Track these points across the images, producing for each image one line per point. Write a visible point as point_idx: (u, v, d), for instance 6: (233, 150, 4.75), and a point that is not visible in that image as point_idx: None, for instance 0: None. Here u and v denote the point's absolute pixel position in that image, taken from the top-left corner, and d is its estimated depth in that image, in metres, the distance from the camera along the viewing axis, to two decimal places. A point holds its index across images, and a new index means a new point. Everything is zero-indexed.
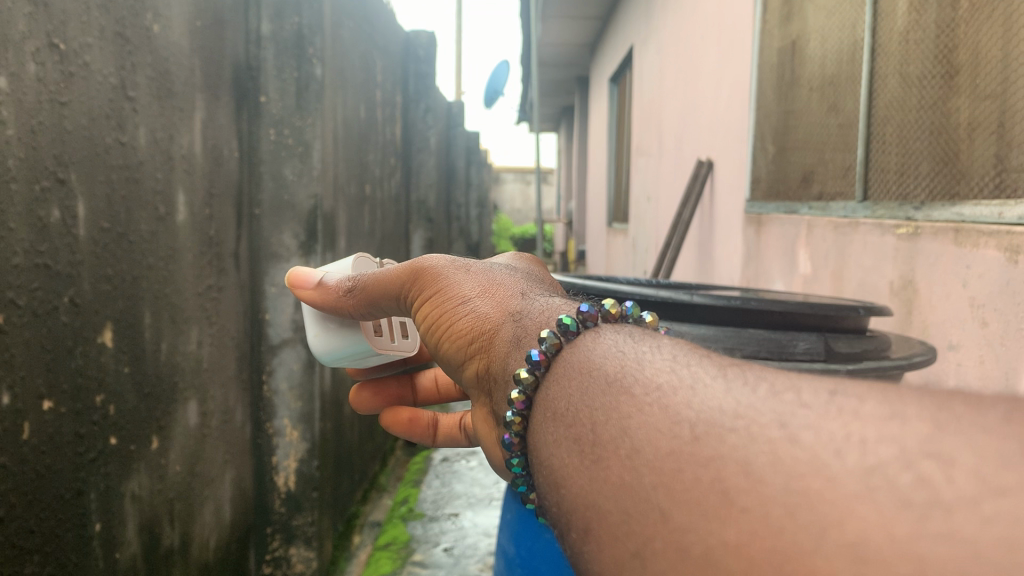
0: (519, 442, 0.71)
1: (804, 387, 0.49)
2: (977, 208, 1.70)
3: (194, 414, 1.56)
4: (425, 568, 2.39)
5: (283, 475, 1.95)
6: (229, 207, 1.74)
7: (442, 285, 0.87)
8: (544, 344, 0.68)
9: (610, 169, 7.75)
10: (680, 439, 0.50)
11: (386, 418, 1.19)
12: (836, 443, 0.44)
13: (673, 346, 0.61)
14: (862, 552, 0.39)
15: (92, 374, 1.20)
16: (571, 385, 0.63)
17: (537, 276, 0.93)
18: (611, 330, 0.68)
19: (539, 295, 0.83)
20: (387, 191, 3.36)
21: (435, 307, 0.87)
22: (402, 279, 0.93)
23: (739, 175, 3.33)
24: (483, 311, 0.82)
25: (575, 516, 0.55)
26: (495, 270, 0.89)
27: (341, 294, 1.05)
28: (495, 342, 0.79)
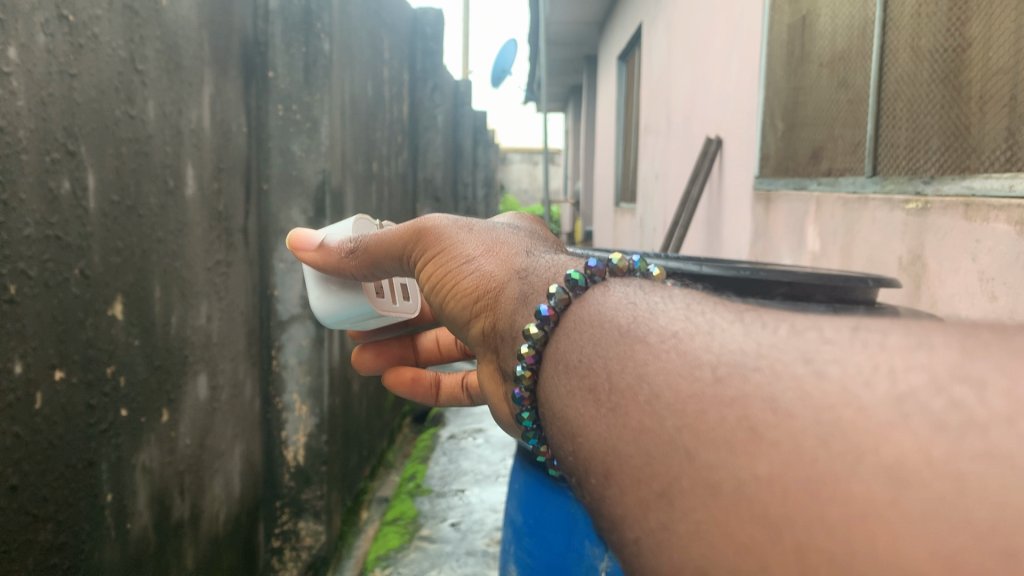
0: (529, 397, 0.72)
1: (825, 326, 0.50)
2: (987, 182, 1.70)
3: (204, 386, 1.57)
4: (433, 542, 2.41)
5: (292, 449, 1.97)
6: (237, 181, 1.74)
7: (445, 245, 0.88)
8: (552, 299, 0.69)
9: (617, 148, 7.73)
10: (702, 381, 0.50)
11: (389, 378, 1.20)
12: (864, 375, 0.44)
13: (685, 296, 0.61)
14: (900, 474, 0.40)
15: (103, 346, 1.21)
16: (583, 336, 0.64)
17: (538, 233, 0.93)
18: (620, 283, 0.68)
19: (542, 253, 0.83)
20: (394, 170, 3.35)
21: (440, 267, 0.87)
22: (405, 238, 0.93)
23: (748, 153, 3.32)
24: (487, 270, 0.83)
25: (595, 462, 0.56)
26: (497, 229, 0.89)
27: (343, 256, 1.05)
28: (501, 300, 0.80)
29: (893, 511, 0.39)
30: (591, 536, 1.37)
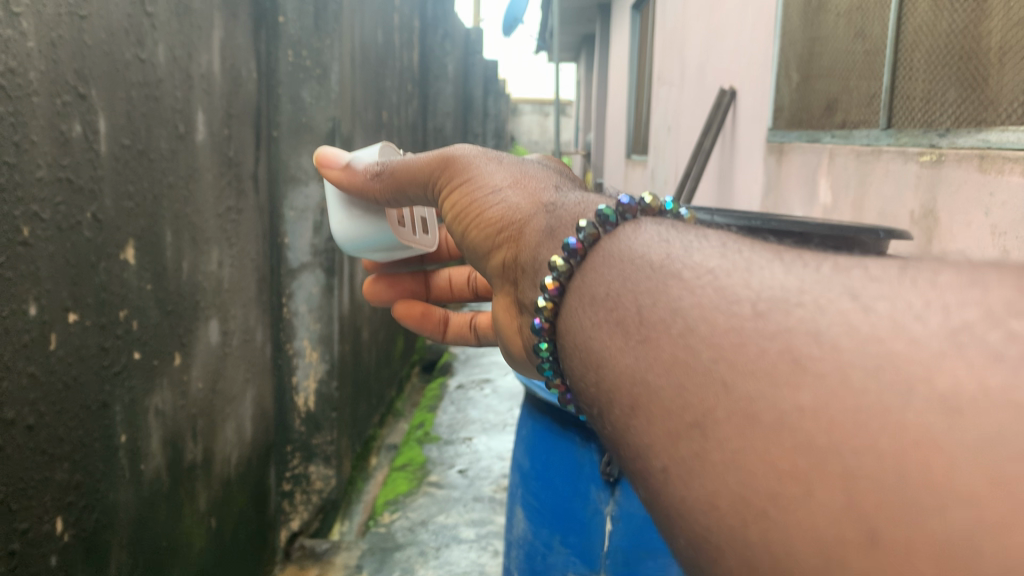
0: (548, 329, 0.71)
1: (869, 264, 0.50)
2: (1003, 135, 1.68)
3: (215, 331, 1.58)
4: (440, 489, 2.46)
5: (303, 395, 1.99)
6: (247, 127, 1.73)
7: (474, 177, 0.88)
8: (582, 233, 0.69)
9: (629, 99, 7.66)
10: (740, 316, 0.49)
11: (397, 310, 1.21)
12: (916, 310, 0.44)
13: (719, 236, 0.61)
14: (956, 404, 0.39)
15: (115, 290, 1.22)
16: (612, 270, 0.64)
17: (569, 177, 0.93)
18: (652, 224, 0.68)
19: (571, 193, 0.83)
20: (404, 119, 3.34)
21: (466, 197, 0.87)
22: (434, 167, 0.93)
23: (762, 105, 3.29)
24: (515, 202, 0.83)
25: (621, 395, 0.55)
26: (529, 167, 0.89)
27: (368, 178, 1.06)
28: (524, 235, 0.80)
29: (948, 437, 0.38)
30: (599, 480, 1.40)
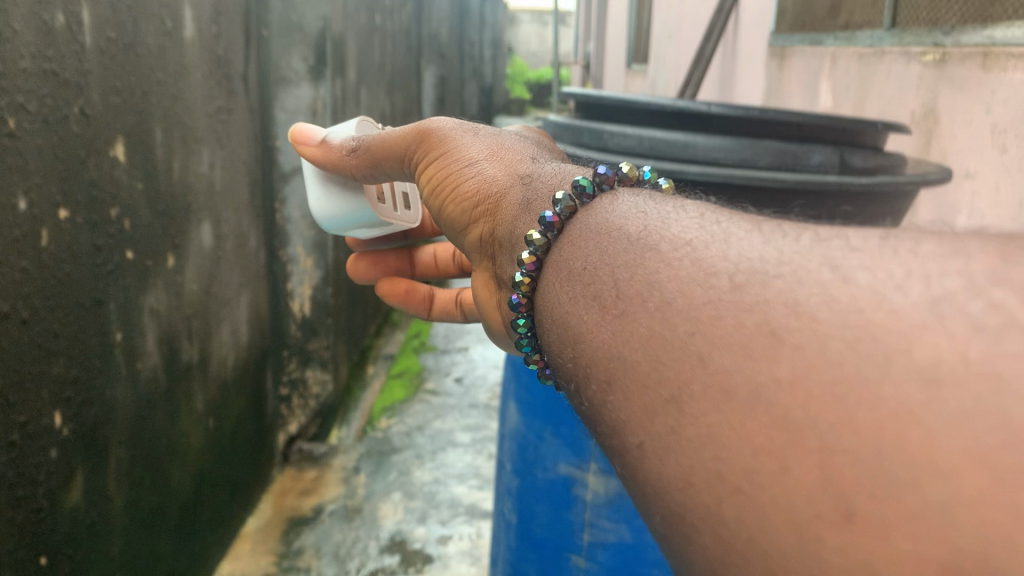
0: (527, 304, 0.68)
1: (850, 230, 0.47)
2: (1009, 33, 1.63)
3: (209, 234, 1.57)
4: (437, 395, 2.49)
5: (299, 301, 2.02)
6: (237, 25, 1.69)
7: (449, 150, 0.84)
8: (558, 206, 0.65)
9: (630, 6, 7.48)
10: (717, 289, 0.46)
11: (381, 288, 1.17)
12: (897, 280, 0.41)
13: (699, 206, 0.57)
14: (933, 376, 0.37)
15: (106, 187, 1.20)
16: (588, 244, 0.60)
17: (548, 145, 0.91)
18: (629, 194, 0.65)
19: (546, 161, 0.81)
20: (398, 22, 3.27)
21: (442, 171, 0.84)
22: (408, 141, 0.89)
23: (765, 6, 3.21)
24: (491, 175, 0.80)
25: (597, 366, 0.52)
26: (504, 136, 0.87)
27: (344, 154, 0.99)
28: (498, 206, 0.78)
29: (926, 410, 0.36)
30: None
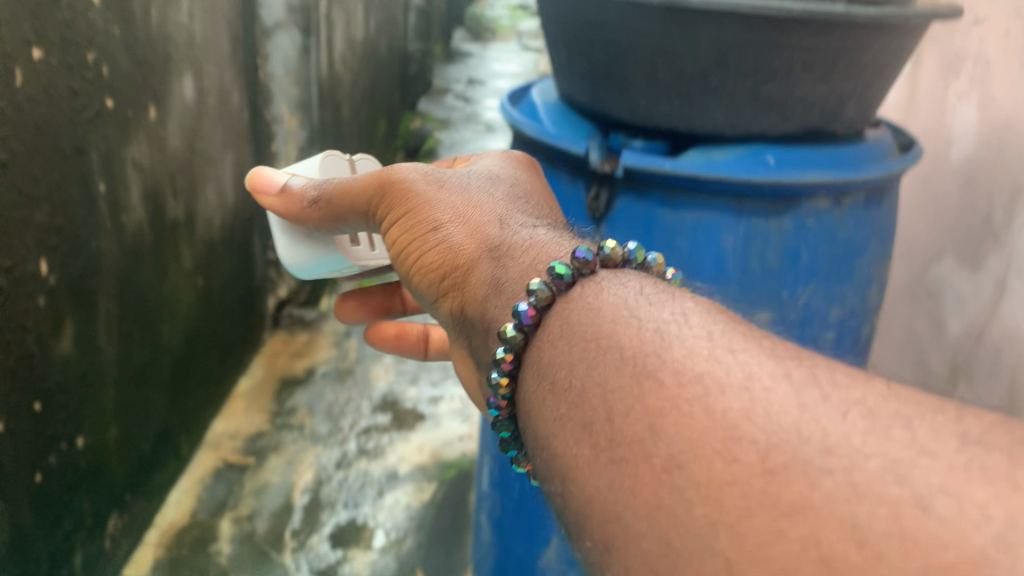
0: (506, 406, 0.62)
1: (924, 427, 0.42)
2: None
3: (190, 88, 1.52)
4: None
5: (284, 162, 2.00)
6: None
7: (413, 206, 0.75)
8: (532, 297, 0.59)
9: None
10: (746, 465, 0.41)
11: (370, 336, 1.08)
12: (991, 527, 0.36)
13: (701, 315, 0.54)
14: None
15: (82, 29, 1.14)
16: (574, 350, 0.55)
17: (525, 180, 0.83)
18: (612, 284, 0.60)
19: (526, 222, 0.72)
20: None
21: (407, 234, 0.75)
22: (368, 195, 0.78)
23: None
24: (460, 242, 0.71)
25: (593, 520, 0.47)
26: (477, 187, 0.77)
27: (305, 205, 0.86)
28: (467, 275, 0.70)
29: None
30: (586, 216, 0.96)
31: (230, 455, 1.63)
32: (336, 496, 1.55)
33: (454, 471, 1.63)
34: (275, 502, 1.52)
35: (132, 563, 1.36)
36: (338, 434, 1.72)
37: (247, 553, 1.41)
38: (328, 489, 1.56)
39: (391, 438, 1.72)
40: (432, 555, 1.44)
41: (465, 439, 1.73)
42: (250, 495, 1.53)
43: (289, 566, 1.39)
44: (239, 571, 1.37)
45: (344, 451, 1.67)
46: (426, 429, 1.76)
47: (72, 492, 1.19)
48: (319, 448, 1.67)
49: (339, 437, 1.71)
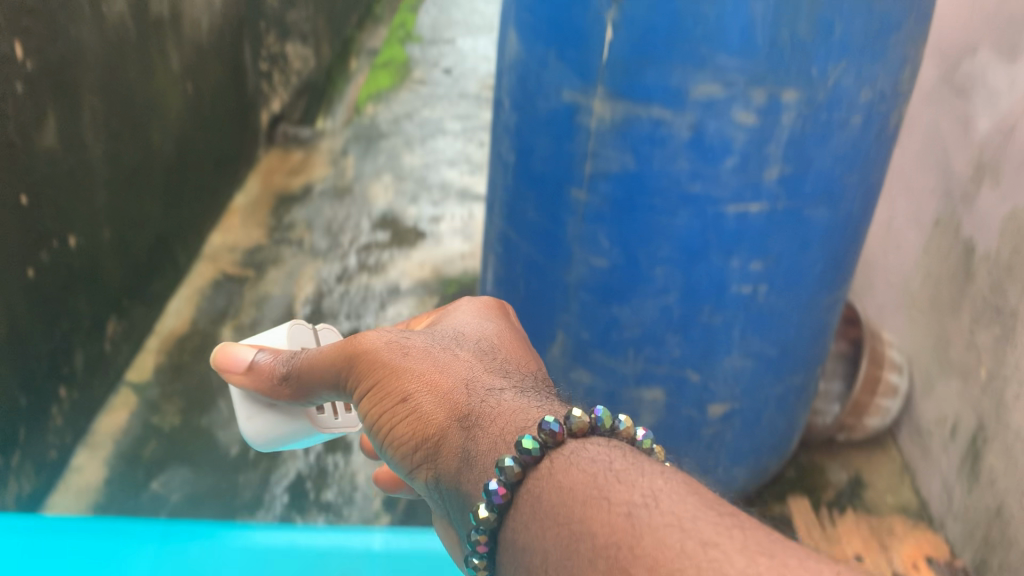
0: None
1: None
2: None
3: None
4: (425, 86, 2.39)
5: None
6: None
7: (379, 381, 0.57)
8: (502, 475, 0.45)
9: None
10: None
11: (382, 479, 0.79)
12: None
13: (678, 493, 0.40)
14: None
15: None
16: (548, 548, 0.42)
17: (505, 328, 0.64)
18: (589, 455, 0.44)
19: (507, 384, 0.55)
20: None
21: (373, 409, 0.57)
22: (335, 362, 0.61)
23: None
24: (429, 411, 0.53)
25: None
26: (444, 342, 0.60)
27: (276, 381, 0.69)
28: (442, 454, 0.52)
29: None
30: None
31: (229, 267, 1.62)
32: (338, 308, 1.54)
33: (456, 287, 1.61)
34: (277, 313, 1.52)
35: (135, 367, 1.37)
36: (338, 250, 1.68)
37: None
38: (330, 302, 1.55)
39: (393, 255, 1.69)
40: None
41: (467, 257, 1.70)
42: (251, 307, 1.53)
43: None
44: None
45: (344, 266, 1.64)
46: (427, 246, 1.72)
47: (67, 291, 1.17)
48: (319, 263, 1.65)
49: (338, 253, 1.68)
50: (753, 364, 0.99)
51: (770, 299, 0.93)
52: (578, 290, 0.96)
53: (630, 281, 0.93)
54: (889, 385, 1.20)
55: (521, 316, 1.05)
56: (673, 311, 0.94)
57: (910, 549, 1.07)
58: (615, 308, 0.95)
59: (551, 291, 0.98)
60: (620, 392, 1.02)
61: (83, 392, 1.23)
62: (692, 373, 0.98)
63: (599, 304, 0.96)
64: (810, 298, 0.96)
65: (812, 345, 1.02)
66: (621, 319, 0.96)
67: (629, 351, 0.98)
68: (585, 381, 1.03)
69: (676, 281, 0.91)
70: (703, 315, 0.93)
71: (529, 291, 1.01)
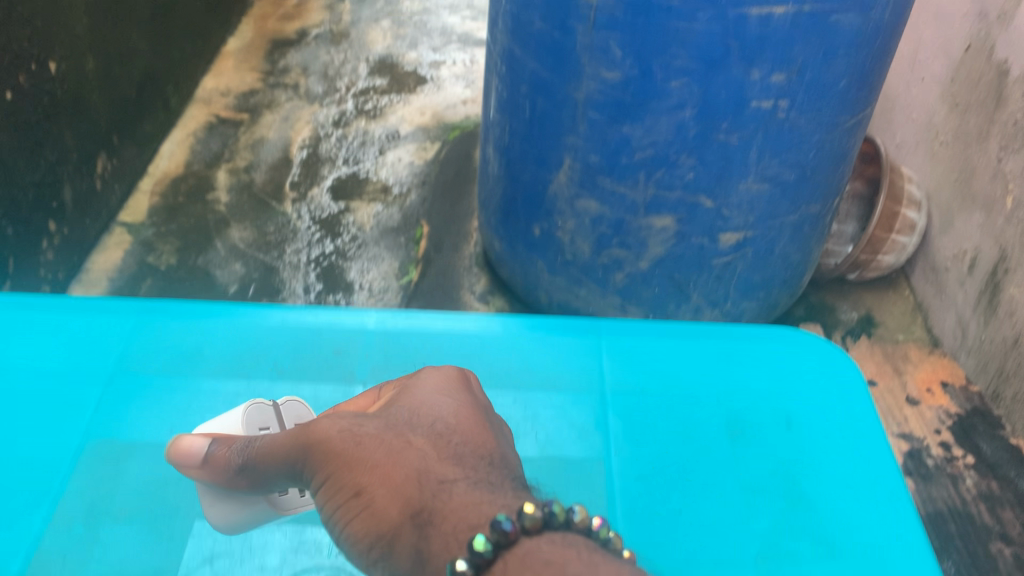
0: None
1: None
2: None
3: None
4: None
5: None
6: None
7: (333, 477, 0.50)
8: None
9: None
10: None
11: None
12: None
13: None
14: None
15: None
16: None
17: (467, 403, 0.57)
18: (544, 546, 0.44)
19: (460, 478, 0.50)
20: None
21: (330, 508, 0.51)
22: (289, 455, 0.54)
23: None
24: (384, 509, 0.48)
25: None
26: (398, 425, 0.54)
27: (230, 472, 0.60)
28: (396, 551, 0.48)
29: None
30: None
31: (222, 111, 1.56)
32: (336, 153, 1.49)
33: (458, 133, 1.55)
34: (273, 156, 1.47)
35: (128, 208, 1.35)
36: (334, 95, 1.62)
37: (246, 202, 1.38)
38: (327, 147, 1.50)
39: (392, 100, 1.62)
40: (436, 208, 1.40)
41: (469, 102, 1.63)
42: (246, 150, 1.48)
43: (290, 215, 1.36)
44: (239, 217, 1.35)
45: (342, 111, 1.58)
46: (427, 92, 1.65)
47: (50, 119, 1.13)
48: (316, 108, 1.58)
49: (335, 98, 1.61)
50: (770, 190, 0.95)
51: (792, 115, 0.88)
52: (587, 108, 0.91)
53: (643, 95, 0.87)
54: (907, 221, 1.15)
55: (525, 140, 1.00)
56: (688, 128, 0.89)
57: (924, 374, 1.09)
58: (626, 127, 0.90)
59: (559, 110, 0.93)
60: (629, 222, 0.98)
61: (73, 228, 1.21)
62: (706, 200, 0.95)
63: (609, 124, 0.91)
64: (831, 117, 0.91)
65: (832, 171, 0.98)
66: (633, 139, 0.91)
67: (640, 176, 0.94)
68: (593, 211, 0.99)
69: (692, 96, 0.86)
70: (719, 134, 0.89)
71: (535, 112, 0.96)
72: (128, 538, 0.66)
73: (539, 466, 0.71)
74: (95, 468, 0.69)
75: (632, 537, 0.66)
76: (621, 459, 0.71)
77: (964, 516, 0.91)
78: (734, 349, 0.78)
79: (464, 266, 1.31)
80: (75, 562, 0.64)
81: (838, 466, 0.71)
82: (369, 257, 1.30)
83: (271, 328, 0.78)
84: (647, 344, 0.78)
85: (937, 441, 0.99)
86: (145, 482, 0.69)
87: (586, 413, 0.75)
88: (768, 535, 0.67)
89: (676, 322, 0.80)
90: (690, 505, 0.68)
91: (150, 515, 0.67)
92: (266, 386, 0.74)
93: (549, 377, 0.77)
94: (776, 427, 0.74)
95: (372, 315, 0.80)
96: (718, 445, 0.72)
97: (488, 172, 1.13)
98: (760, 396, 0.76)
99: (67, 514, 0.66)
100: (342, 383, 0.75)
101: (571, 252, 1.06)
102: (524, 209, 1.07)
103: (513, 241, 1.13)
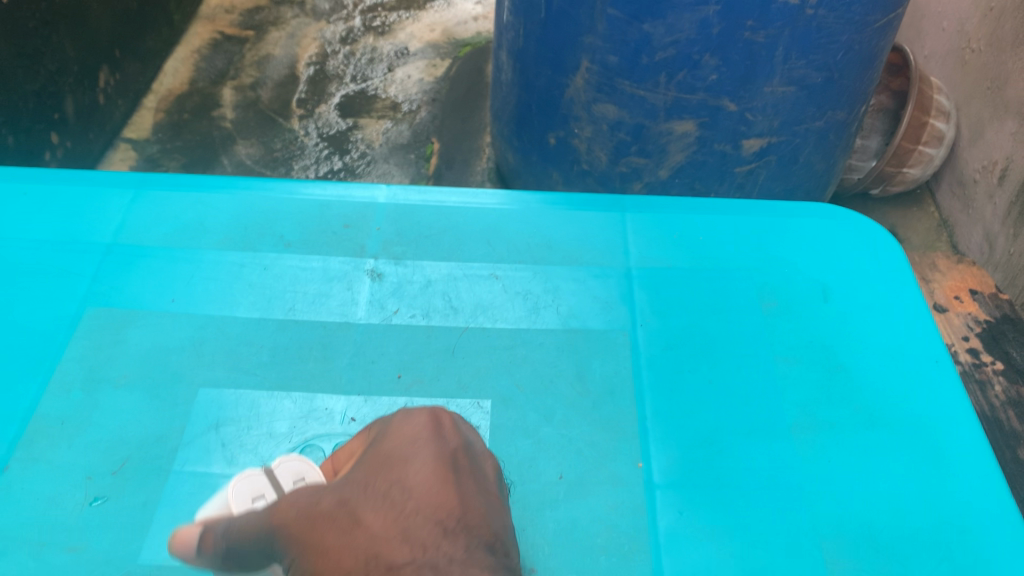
0: None
1: None
2: None
3: None
4: None
5: None
6: None
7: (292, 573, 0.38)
8: None
9: None
10: None
11: None
12: None
13: None
14: None
15: None
16: None
17: (438, 456, 0.41)
18: None
19: (411, 556, 0.35)
20: None
21: None
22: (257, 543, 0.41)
23: None
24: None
25: None
26: (354, 499, 0.39)
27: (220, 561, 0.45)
28: None
29: None
30: None
31: (227, 29, 1.58)
32: (344, 70, 1.49)
33: (468, 49, 1.55)
34: (280, 73, 1.48)
35: (132, 125, 1.39)
36: (341, 11, 1.62)
37: (252, 118, 1.40)
38: (335, 63, 1.51)
39: (401, 16, 1.61)
40: (448, 124, 1.40)
41: (480, 19, 1.62)
42: (252, 67, 1.50)
43: (297, 131, 1.38)
44: (244, 134, 1.37)
45: (349, 28, 1.58)
46: (437, 8, 1.64)
47: (49, 28, 1.17)
48: (322, 24, 1.59)
49: (342, 15, 1.61)
50: (796, 93, 0.93)
51: (821, 12, 0.84)
52: (605, 6, 0.88)
53: None
54: (936, 132, 1.22)
55: (540, 43, 0.98)
56: (712, 26, 0.85)
57: (952, 283, 1.16)
58: (646, 25, 0.87)
59: (575, 9, 0.91)
60: (650, 127, 0.98)
61: (76, 140, 1.26)
62: (729, 103, 0.93)
63: (628, 22, 0.88)
64: (862, 16, 0.87)
65: (859, 74, 0.95)
66: (653, 38, 0.88)
67: (661, 78, 0.92)
68: (611, 116, 0.99)
69: None
70: (745, 31, 0.85)
71: (550, 12, 0.94)
72: (127, 402, 0.62)
73: (559, 336, 0.68)
74: (92, 335, 0.66)
75: (679, 427, 0.62)
76: (648, 330, 0.68)
77: (992, 421, 0.99)
78: (762, 228, 0.77)
79: (476, 182, 1.32)
80: (74, 426, 0.60)
81: (871, 337, 0.69)
82: (379, 174, 1.32)
83: (279, 202, 0.76)
84: (674, 221, 0.76)
85: (965, 347, 1.07)
86: (146, 349, 0.65)
87: (609, 285, 0.71)
88: (803, 403, 0.64)
89: (701, 202, 0.78)
90: (721, 375, 0.66)
91: (152, 381, 0.63)
92: (273, 257, 0.72)
93: (573, 252, 0.74)
94: (808, 300, 0.71)
95: (383, 190, 0.78)
96: (749, 316, 0.70)
97: (501, 81, 1.12)
98: (790, 271, 0.74)
99: (64, 379, 0.63)
100: (354, 255, 0.72)
101: (587, 162, 1.07)
102: (538, 116, 1.07)
103: (526, 150, 1.14)
